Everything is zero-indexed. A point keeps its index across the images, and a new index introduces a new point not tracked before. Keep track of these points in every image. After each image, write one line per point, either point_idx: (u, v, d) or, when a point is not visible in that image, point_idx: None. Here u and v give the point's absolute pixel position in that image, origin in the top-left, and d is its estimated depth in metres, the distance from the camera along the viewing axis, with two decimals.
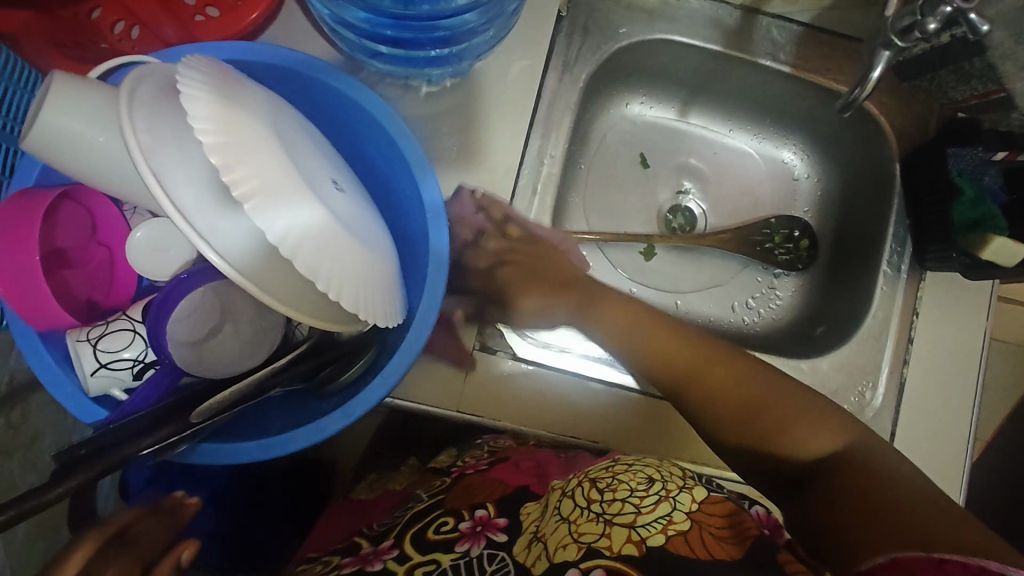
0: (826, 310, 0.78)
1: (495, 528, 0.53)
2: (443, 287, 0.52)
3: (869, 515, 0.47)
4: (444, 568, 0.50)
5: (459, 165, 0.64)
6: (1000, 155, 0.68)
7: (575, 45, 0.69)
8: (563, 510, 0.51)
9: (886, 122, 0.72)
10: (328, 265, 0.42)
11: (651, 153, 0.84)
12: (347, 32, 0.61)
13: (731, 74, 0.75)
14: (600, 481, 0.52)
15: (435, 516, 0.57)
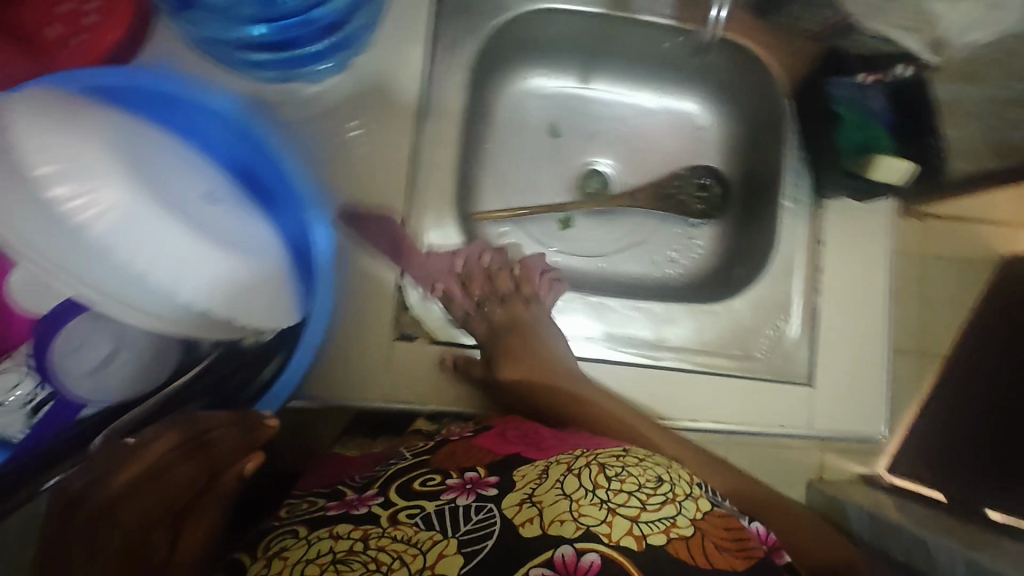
0: (741, 251, 0.79)
1: (485, 485, 0.47)
2: (333, 288, 0.52)
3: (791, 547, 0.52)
4: (429, 514, 0.45)
5: (352, 161, 0.64)
6: (869, 77, 0.67)
7: (455, 26, 0.69)
8: (566, 486, 0.45)
9: (773, 62, 0.73)
10: (191, 282, 0.43)
11: (561, 123, 0.84)
12: (217, 49, 0.60)
13: (620, 36, 0.76)
14: (612, 467, 0.46)
15: (420, 472, 0.50)
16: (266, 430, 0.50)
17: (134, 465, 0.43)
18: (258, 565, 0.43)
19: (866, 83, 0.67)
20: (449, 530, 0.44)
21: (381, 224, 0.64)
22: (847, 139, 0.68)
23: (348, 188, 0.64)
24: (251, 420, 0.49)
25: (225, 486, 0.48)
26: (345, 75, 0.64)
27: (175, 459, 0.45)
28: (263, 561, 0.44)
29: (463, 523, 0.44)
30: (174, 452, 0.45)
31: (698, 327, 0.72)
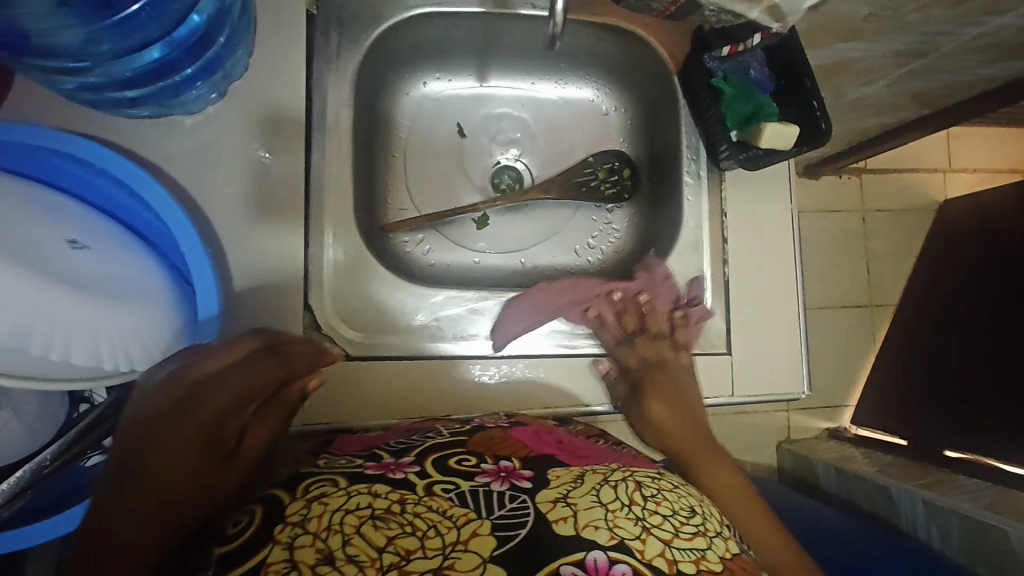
0: (653, 231, 0.81)
1: (519, 477, 0.47)
2: (218, 321, 0.51)
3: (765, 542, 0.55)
4: (464, 491, 0.44)
5: (243, 189, 0.64)
6: (724, 51, 0.68)
7: (332, 41, 0.69)
8: (601, 494, 0.45)
9: (657, 44, 0.74)
10: (46, 327, 0.44)
11: (466, 124, 0.84)
12: (82, 92, 0.58)
13: (505, 33, 0.76)
14: (648, 488, 0.47)
15: (455, 450, 0.50)
16: (329, 360, 0.59)
17: (229, 356, 0.48)
18: (296, 505, 0.42)
19: (725, 56, 0.68)
20: (482, 510, 0.43)
21: (280, 247, 0.64)
22: (735, 111, 0.69)
23: (241, 215, 0.64)
24: (320, 356, 0.58)
25: (286, 397, 0.57)
26: (223, 102, 0.64)
27: (255, 360, 0.50)
28: (302, 501, 0.43)
29: (497, 510, 0.43)
30: (259, 365, 0.50)
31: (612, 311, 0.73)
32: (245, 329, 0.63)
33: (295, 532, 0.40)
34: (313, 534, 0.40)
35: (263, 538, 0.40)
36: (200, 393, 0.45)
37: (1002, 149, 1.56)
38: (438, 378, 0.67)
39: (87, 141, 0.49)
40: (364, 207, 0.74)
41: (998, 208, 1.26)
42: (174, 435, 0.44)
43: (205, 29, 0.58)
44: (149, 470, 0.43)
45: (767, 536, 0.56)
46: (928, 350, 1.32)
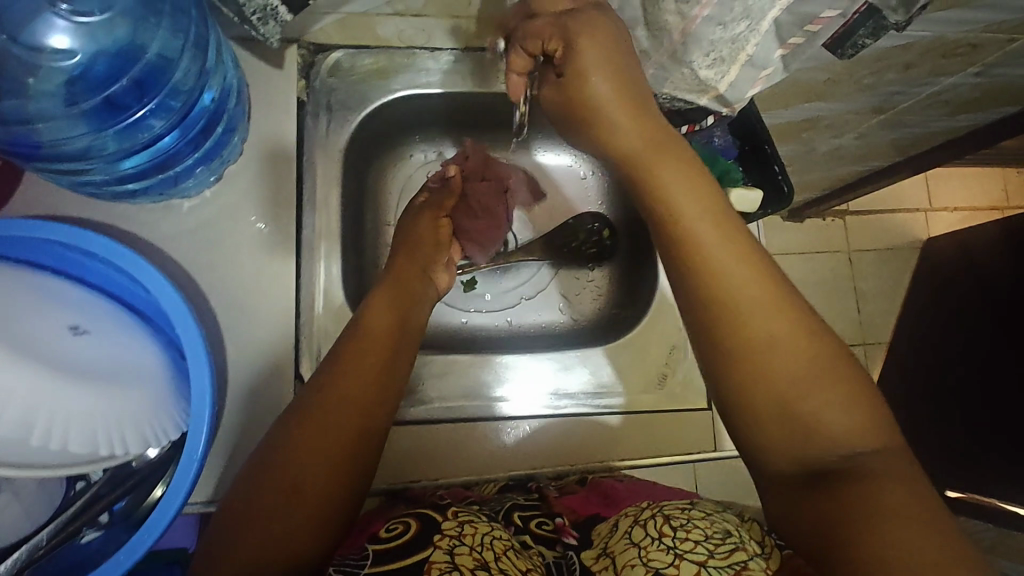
0: (633, 292, 0.84)
1: (568, 534, 0.61)
2: (208, 397, 0.53)
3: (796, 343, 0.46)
4: (548, 563, 0.57)
5: (237, 265, 0.68)
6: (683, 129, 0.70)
7: (322, 124, 0.74)
8: (634, 536, 0.55)
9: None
10: (47, 416, 0.49)
11: None
12: (92, 187, 0.63)
13: (485, 108, 0.81)
14: (675, 519, 0.55)
15: (533, 514, 0.64)
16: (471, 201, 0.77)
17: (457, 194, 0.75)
18: (451, 522, 0.55)
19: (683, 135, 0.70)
20: None
21: (272, 319, 0.67)
22: None
23: (236, 289, 0.67)
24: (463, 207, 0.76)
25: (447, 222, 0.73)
26: (220, 184, 0.68)
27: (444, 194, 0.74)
28: (454, 522, 0.55)
29: None
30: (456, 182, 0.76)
31: (590, 365, 0.75)
32: (240, 397, 0.66)
33: (454, 542, 0.52)
34: (469, 546, 0.51)
35: (427, 539, 0.52)
36: (369, 328, 0.60)
37: (976, 188, 1.61)
38: (466, 445, 0.71)
39: (79, 228, 0.52)
40: (354, 276, 0.77)
41: (980, 245, 1.28)
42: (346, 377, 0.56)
43: (204, 121, 0.63)
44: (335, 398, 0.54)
45: (763, 301, 0.47)
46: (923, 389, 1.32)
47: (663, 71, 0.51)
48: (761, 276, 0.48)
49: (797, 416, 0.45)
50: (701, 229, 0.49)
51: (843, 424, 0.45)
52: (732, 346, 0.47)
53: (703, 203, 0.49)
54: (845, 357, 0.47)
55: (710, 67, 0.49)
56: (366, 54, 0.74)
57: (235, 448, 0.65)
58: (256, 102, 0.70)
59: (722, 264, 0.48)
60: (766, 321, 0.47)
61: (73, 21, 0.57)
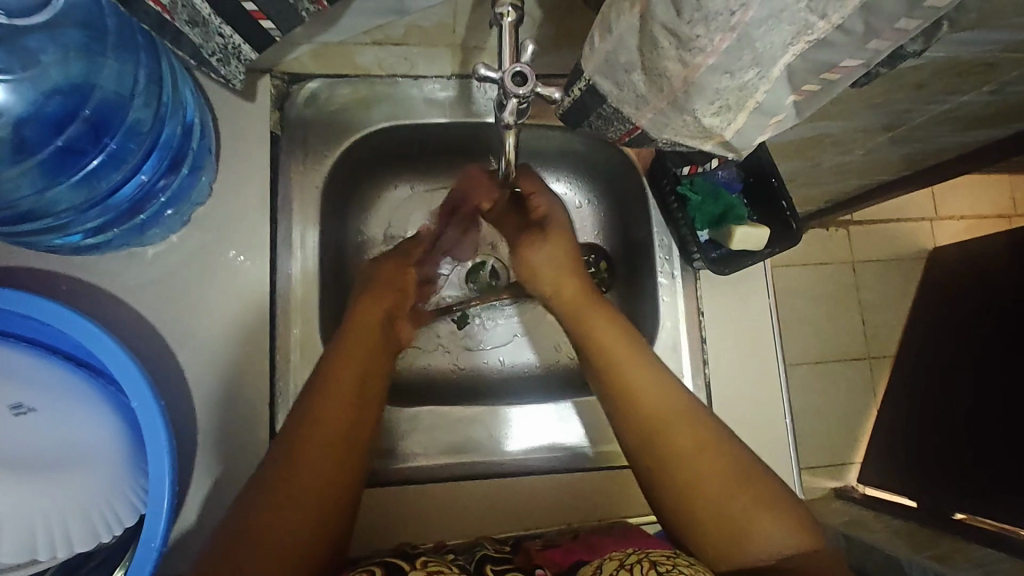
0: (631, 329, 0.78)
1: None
2: (166, 477, 0.49)
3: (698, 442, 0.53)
4: None
5: (206, 314, 0.63)
6: (685, 170, 0.68)
7: (297, 159, 0.69)
8: None
9: (633, 154, 0.74)
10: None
11: None
12: (49, 246, 0.58)
13: (475, 139, 0.77)
14: (662, 565, 0.46)
15: (509, 569, 0.55)
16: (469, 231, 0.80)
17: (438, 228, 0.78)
18: (418, 573, 0.48)
19: (684, 176, 0.68)
20: None
21: (245, 373, 0.63)
22: (703, 212, 0.69)
23: (205, 341, 0.63)
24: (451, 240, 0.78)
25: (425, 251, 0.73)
26: (188, 228, 0.63)
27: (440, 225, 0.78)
28: (421, 571, 0.48)
29: None
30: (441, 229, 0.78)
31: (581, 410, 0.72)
32: (210, 458, 0.61)
33: None
34: None
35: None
36: (358, 332, 0.58)
37: (988, 192, 1.49)
38: (456, 498, 0.67)
39: (20, 291, 0.49)
40: (334, 320, 0.72)
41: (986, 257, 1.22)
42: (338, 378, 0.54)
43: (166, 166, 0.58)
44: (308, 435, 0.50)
45: (667, 411, 0.55)
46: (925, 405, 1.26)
47: (663, 117, 0.46)
48: (666, 394, 0.56)
49: (735, 542, 0.49)
50: (636, 381, 0.57)
51: (775, 534, 0.49)
52: (654, 445, 0.54)
53: (637, 367, 0.57)
54: (762, 472, 0.52)
55: (715, 115, 0.44)
56: (344, 84, 0.70)
57: (202, 513, 0.60)
58: (226, 140, 0.65)
59: (652, 414, 0.55)
60: (660, 409, 0.55)
61: (2, 79, 0.52)
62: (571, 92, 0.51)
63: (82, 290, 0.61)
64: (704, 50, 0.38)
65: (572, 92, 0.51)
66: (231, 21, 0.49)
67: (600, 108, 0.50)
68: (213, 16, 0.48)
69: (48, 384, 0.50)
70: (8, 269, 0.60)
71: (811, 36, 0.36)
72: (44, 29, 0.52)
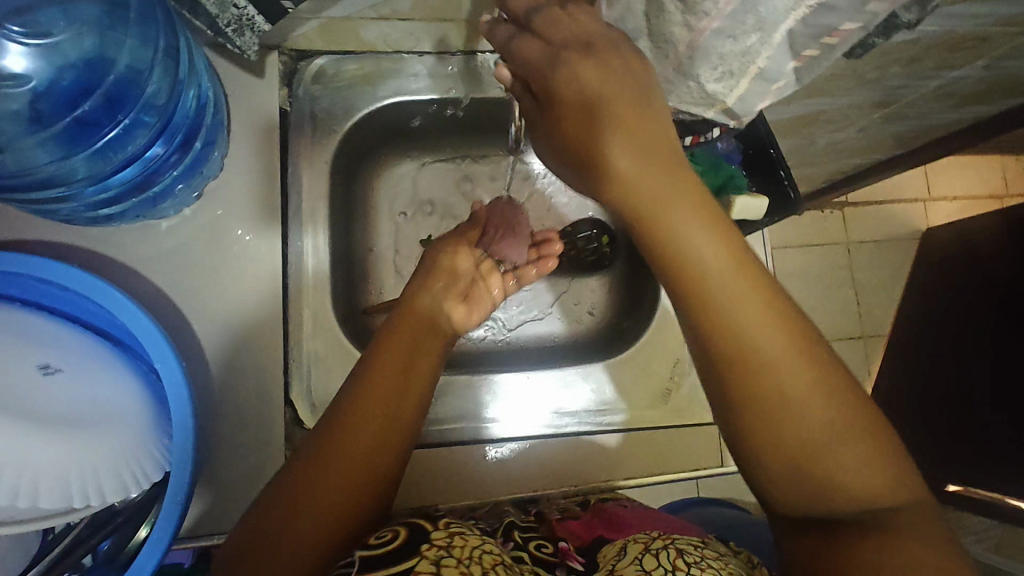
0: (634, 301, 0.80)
1: (573, 558, 0.52)
2: (190, 435, 0.51)
3: (780, 345, 0.42)
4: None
5: (220, 284, 0.64)
6: None
7: (307, 134, 0.70)
8: (644, 564, 0.47)
9: None
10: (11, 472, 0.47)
11: (455, 201, 0.83)
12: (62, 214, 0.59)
13: (481, 115, 0.78)
14: (688, 554, 0.47)
15: (532, 535, 0.55)
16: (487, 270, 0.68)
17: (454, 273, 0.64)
18: (439, 533, 0.48)
19: (686, 148, 0.71)
20: None
21: (260, 341, 0.64)
22: (704, 183, 0.71)
23: (219, 312, 0.64)
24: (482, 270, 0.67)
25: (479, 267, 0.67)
26: (201, 202, 0.65)
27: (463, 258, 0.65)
28: (444, 531, 0.49)
29: None
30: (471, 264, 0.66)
31: (583, 381, 0.74)
32: (227, 424, 0.63)
33: (441, 553, 0.45)
34: (455, 558, 0.45)
35: (413, 548, 0.45)
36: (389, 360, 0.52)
37: (982, 173, 1.48)
38: (467, 464, 0.68)
39: (45, 259, 0.50)
40: (343, 291, 0.74)
41: (976, 229, 1.22)
42: (381, 368, 0.52)
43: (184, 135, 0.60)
44: (354, 424, 0.48)
45: (749, 301, 0.42)
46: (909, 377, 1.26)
47: (667, 85, 0.49)
48: (785, 330, 0.43)
49: (814, 489, 0.42)
50: (750, 318, 0.42)
51: (862, 484, 0.42)
52: (737, 353, 0.42)
53: (741, 293, 0.42)
54: (846, 384, 0.43)
55: (718, 81, 0.46)
56: (350, 61, 0.71)
57: (219, 479, 0.62)
58: (236, 115, 0.66)
59: (750, 333, 0.42)
60: (739, 309, 0.42)
61: (27, 44, 0.54)
62: None
63: (98, 261, 0.63)
64: (709, 14, 0.39)
65: None
66: None
67: None
68: None
69: (74, 346, 0.51)
70: (23, 243, 0.61)
71: (812, 1, 0.37)
72: (66, 6, 0.55)
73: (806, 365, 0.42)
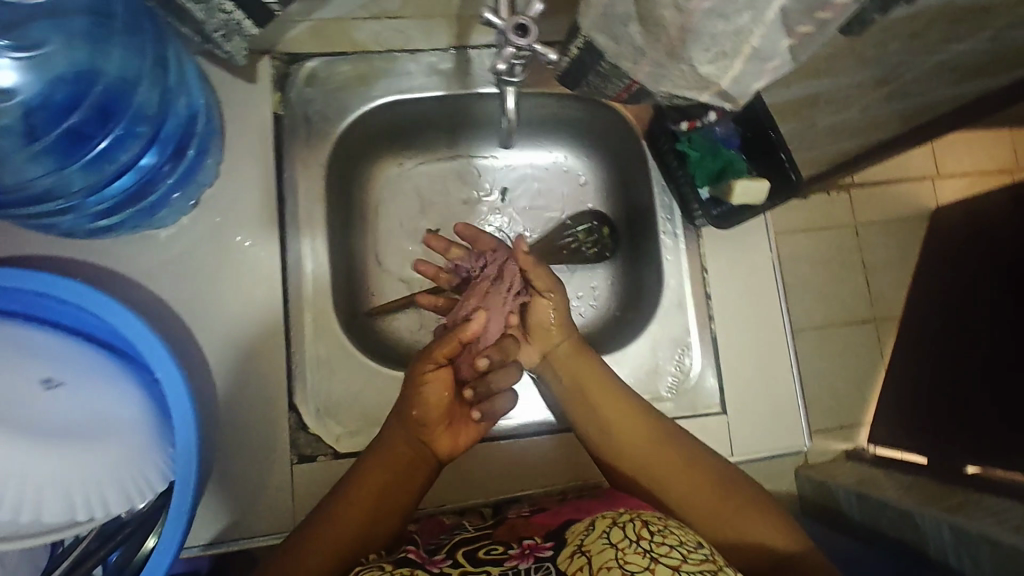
0: (635, 292, 0.80)
1: (541, 548, 0.50)
2: (193, 443, 0.51)
3: (651, 445, 0.61)
4: None
5: (219, 291, 0.64)
6: (683, 126, 0.70)
7: (300, 138, 0.70)
8: (612, 536, 0.48)
9: (632, 117, 0.75)
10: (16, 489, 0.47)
11: (454, 200, 0.82)
12: (64, 225, 0.59)
13: (475, 110, 0.77)
14: (653, 524, 0.49)
15: (484, 541, 0.55)
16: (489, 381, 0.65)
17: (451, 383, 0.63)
18: None
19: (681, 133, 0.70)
20: None
21: (263, 346, 0.64)
22: (703, 168, 0.70)
23: (220, 319, 0.64)
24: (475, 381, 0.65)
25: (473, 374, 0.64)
26: (197, 210, 0.65)
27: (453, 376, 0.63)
28: None
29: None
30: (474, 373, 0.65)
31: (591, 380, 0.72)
32: (232, 432, 0.63)
33: None
34: None
35: None
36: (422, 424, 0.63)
37: (988, 149, 1.45)
38: (468, 462, 0.69)
39: (44, 273, 0.50)
40: (343, 293, 0.74)
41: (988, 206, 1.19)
42: (382, 454, 0.59)
43: (178, 143, 0.60)
44: (355, 491, 0.57)
45: (611, 404, 0.63)
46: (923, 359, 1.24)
47: (660, 69, 0.47)
48: (645, 424, 0.62)
49: (730, 543, 0.55)
50: (606, 413, 0.63)
51: (767, 538, 0.54)
52: (621, 462, 0.61)
53: (620, 417, 0.62)
54: (718, 470, 0.59)
55: (712, 62, 0.44)
56: (341, 62, 0.70)
57: (224, 485, 0.62)
58: (230, 122, 0.67)
59: (637, 449, 0.61)
60: (607, 414, 0.63)
61: (15, 58, 0.54)
62: (569, 52, 0.52)
63: (98, 274, 0.63)
64: None
65: (569, 49, 0.52)
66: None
67: (598, 66, 0.51)
68: None
69: (75, 357, 0.52)
70: (23, 257, 0.61)
71: None
72: (51, 18, 0.55)
73: (672, 447, 0.60)
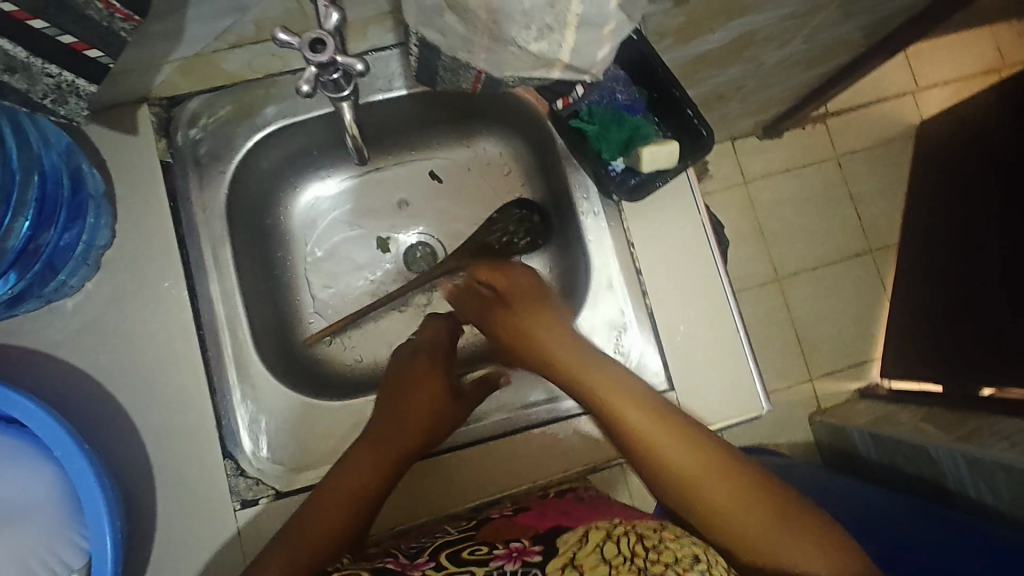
0: (569, 276, 0.77)
1: (530, 552, 0.49)
2: (100, 514, 0.52)
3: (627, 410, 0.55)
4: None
5: (135, 350, 0.64)
6: (557, 104, 0.67)
7: (192, 181, 0.68)
8: (606, 551, 0.43)
9: (532, 98, 0.72)
10: None
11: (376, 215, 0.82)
12: None
13: (372, 119, 0.74)
14: (649, 538, 0.44)
15: (469, 543, 0.55)
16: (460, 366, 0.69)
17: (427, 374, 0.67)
18: None
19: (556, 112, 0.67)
20: None
21: (185, 398, 0.64)
22: (611, 140, 0.66)
23: (139, 377, 0.64)
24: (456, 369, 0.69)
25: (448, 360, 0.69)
26: (99, 273, 0.64)
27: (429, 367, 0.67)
28: None
29: None
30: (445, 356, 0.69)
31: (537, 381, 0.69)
32: (168, 488, 0.62)
33: None
34: None
35: None
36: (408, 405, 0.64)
37: (974, 48, 1.32)
38: (431, 479, 0.65)
39: None
40: (270, 328, 0.73)
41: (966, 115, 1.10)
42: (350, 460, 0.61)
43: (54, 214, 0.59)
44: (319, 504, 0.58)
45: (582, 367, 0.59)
46: (917, 287, 1.17)
47: (494, 54, 0.44)
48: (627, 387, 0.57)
49: (711, 521, 0.51)
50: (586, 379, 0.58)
51: (747, 527, 0.49)
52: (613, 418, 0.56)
53: (596, 377, 0.58)
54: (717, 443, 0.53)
55: (539, 40, 0.41)
56: (222, 98, 0.68)
57: (170, 540, 0.62)
58: (117, 179, 0.65)
59: (613, 411, 0.56)
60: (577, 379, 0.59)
61: None
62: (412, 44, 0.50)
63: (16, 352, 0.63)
64: None
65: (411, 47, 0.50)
66: (52, 58, 0.48)
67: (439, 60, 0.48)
68: (31, 57, 0.47)
69: None
70: None
71: None
72: None
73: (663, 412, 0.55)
